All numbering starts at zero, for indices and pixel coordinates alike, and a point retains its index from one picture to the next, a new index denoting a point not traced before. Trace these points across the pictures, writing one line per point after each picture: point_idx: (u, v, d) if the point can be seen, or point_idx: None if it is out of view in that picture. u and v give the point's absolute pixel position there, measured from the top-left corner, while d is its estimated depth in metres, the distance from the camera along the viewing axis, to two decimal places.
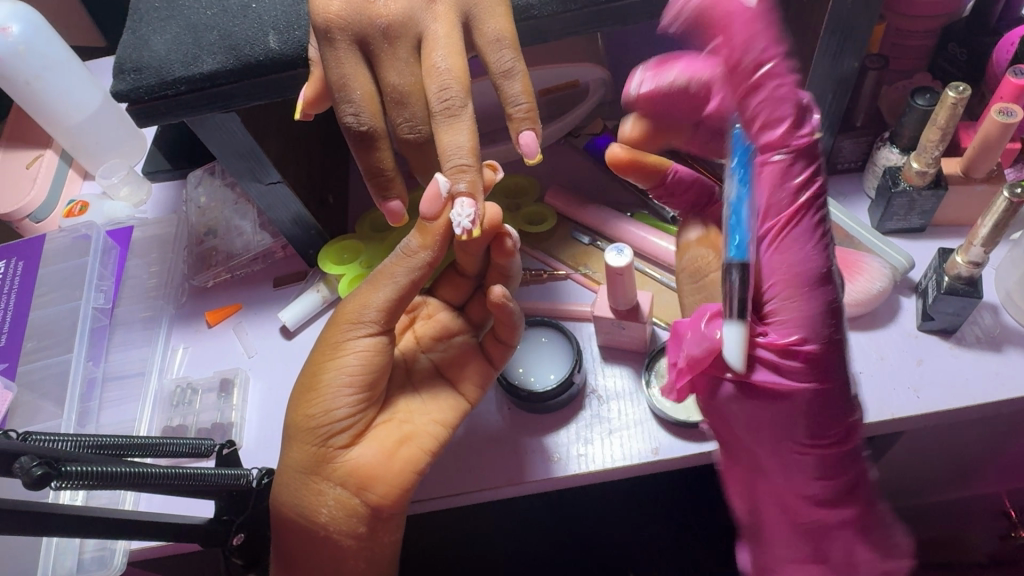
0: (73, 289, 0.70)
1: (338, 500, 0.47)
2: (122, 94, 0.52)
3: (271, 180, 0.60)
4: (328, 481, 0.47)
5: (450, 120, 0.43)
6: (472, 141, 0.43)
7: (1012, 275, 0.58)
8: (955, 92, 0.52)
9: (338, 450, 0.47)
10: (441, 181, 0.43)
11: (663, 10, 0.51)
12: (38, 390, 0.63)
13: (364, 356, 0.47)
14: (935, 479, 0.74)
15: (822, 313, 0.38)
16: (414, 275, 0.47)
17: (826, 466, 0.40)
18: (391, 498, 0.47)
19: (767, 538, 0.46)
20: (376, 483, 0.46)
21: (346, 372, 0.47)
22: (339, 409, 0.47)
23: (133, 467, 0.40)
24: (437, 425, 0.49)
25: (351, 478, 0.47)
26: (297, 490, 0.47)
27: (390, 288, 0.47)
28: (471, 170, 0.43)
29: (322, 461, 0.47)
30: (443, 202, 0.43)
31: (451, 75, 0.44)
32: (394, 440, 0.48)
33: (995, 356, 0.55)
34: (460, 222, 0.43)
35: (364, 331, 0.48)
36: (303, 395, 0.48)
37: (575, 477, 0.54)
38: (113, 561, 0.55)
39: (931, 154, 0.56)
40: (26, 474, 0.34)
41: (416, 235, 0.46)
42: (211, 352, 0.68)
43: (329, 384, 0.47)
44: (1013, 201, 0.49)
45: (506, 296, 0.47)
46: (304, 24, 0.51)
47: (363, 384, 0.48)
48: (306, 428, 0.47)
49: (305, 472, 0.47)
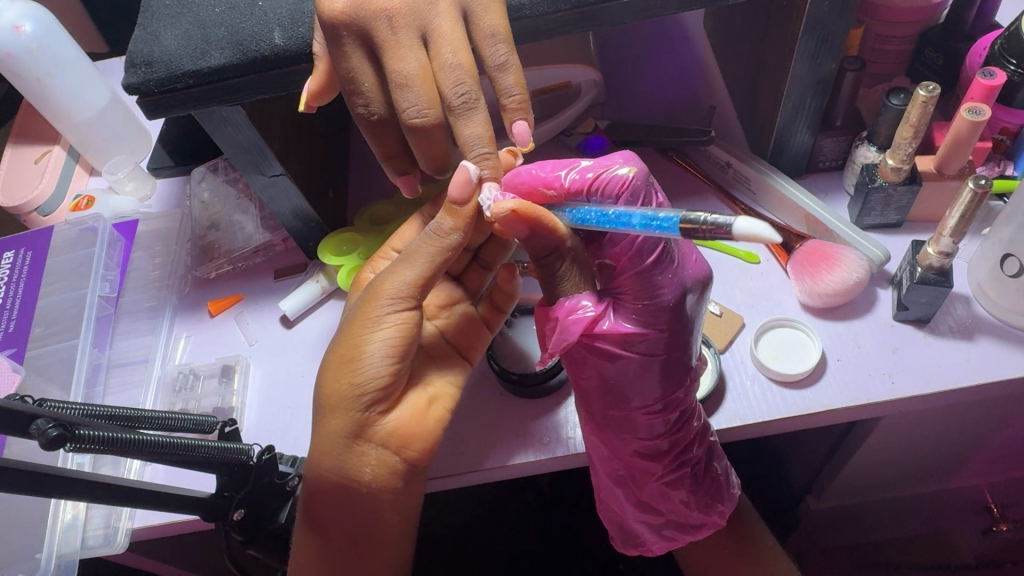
0: (80, 278, 0.72)
1: (381, 459, 0.46)
2: (134, 86, 0.55)
3: (273, 172, 0.62)
4: (371, 442, 0.46)
5: (467, 113, 0.47)
6: (489, 131, 0.47)
7: (982, 267, 0.60)
8: (925, 90, 0.54)
9: (378, 415, 0.46)
10: (471, 169, 0.45)
11: (649, 11, 0.54)
12: (45, 374, 0.65)
13: (400, 328, 0.46)
14: (914, 471, 0.76)
15: (649, 314, 0.46)
16: (446, 256, 0.46)
17: (665, 426, 0.51)
18: (428, 453, 0.47)
19: (607, 481, 0.56)
20: (416, 441, 0.46)
21: (386, 343, 0.46)
22: (381, 377, 0.46)
23: (139, 435, 0.42)
24: (455, 387, 0.51)
25: (393, 438, 0.46)
26: (336, 456, 0.46)
27: (427, 263, 0.46)
28: (493, 156, 0.47)
29: (364, 426, 0.46)
30: (472, 188, 0.45)
31: (463, 70, 0.47)
32: (424, 401, 0.48)
33: (967, 345, 0.58)
34: (488, 206, 0.45)
35: (401, 304, 0.46)
36: (340, 365, 0.46)
37: (566, 458, 0.56)
38: (116, 539, 0.57)
39: (904, 150, 0.58)
40: (43, 435, 0.37)
41: (446, 217, 0.46)
42: (214, 341, 0.70)
43: (368, 354, 0.46)
44: (977, 193, 0.51)
45: (515, 274, 0.53)
46: (307, 20, 0.54)
47: (403, 354, 0.46)
48: (346, 395, 0.45)
49: (346, 438, 0.46)
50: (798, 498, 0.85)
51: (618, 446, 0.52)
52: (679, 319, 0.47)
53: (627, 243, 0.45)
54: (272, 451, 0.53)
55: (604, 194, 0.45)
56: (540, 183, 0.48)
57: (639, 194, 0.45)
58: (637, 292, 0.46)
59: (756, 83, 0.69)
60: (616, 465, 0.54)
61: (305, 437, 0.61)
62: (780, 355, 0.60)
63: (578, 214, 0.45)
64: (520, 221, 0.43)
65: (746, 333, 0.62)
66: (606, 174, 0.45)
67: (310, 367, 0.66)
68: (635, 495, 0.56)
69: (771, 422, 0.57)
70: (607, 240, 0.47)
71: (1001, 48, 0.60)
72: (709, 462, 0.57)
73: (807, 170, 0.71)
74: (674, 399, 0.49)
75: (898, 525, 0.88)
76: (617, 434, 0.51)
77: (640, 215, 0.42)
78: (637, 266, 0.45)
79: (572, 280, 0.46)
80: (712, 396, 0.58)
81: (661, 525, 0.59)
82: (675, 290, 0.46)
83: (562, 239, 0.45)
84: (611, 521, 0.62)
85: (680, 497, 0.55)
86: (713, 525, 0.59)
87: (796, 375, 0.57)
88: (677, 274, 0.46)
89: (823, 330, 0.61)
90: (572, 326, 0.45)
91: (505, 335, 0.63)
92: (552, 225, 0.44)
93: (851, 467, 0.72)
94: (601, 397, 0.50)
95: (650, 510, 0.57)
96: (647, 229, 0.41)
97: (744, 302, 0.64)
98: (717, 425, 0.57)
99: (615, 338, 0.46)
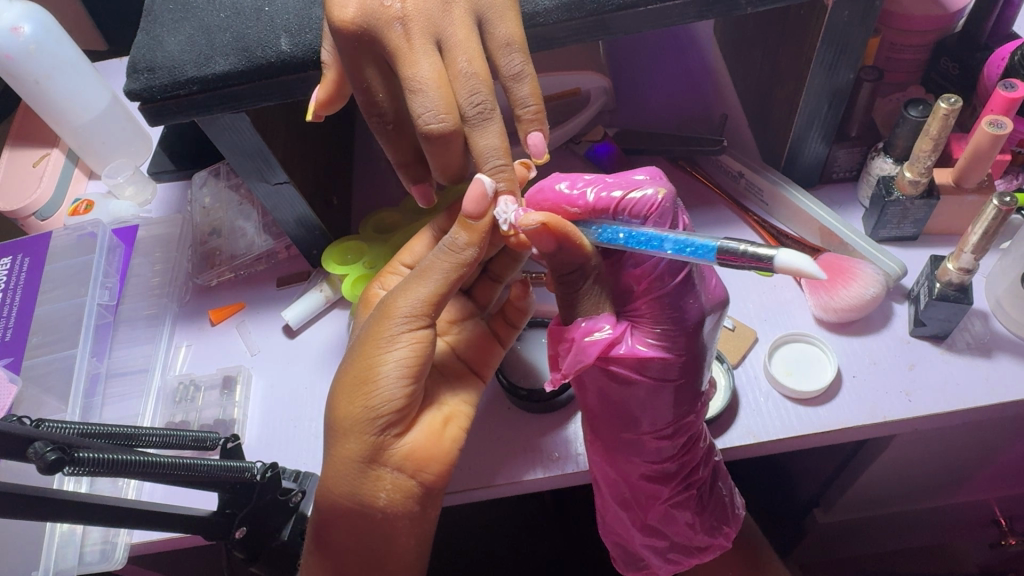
0: (78, 286, 0.71)
1: (396, 483, 0.45)
2: (136, 92, 0.53)
3: (278, 180, 0.61)
4: (386, 466, 0.45)
5: (483, 123, 0.45)
6: (504, 143, 0.46)
7: (1001, 283, 0.59)
8: (946, 103, 0.53)
9: (393, 437, 0.45)
10: (487, 182, 0.44)
11: (665, 20, 0.53)
12: (42, 384, 0.64)
13: (415, 347, 0.44)
14: (924, 485, 0.74)
15: (667, 338, 0.45)
16: (461, 271, 0.45)
17: (672, 449, 0.49)
18: (444, 475, 0.46)
19: (613, 503, 0.55)
20: (432, 464, 0.45)
21: (401, 363, 0.44)
22: (396, 400, 0.44)
23: (141, 455, 0.41)
24: (469, 405, 0.49)
25: (408, 462, 0.45)
26: (350, 481, 0.44)
27: (440, 280, 0.45)
28: (508, 168, 0.46)
29: (379, 450, 0.45)
30: (488, 202, 0.44)
31: (478, 79, 0.46)
32: (440, 422, 0.47)
33: (985, 362, 0.57)
34: (506, 219, 0.44)
35: (414, 323, 0.45)
36: (353, 385, 0.45)
37: (576, 474, 0.55)
38: (114, 555, 0.56)
39: (923, 163, 0.57)
40: (40, 459, 0.35)
41: (460, 231, 0.45)
42: (215, 350, 0.69)
43: (382, 374, 0.44)
44: (1001, 210, 0.50)
45: (528, 289, 0.52)
46: (315, 26, 0.53)
47: (417, 374, 0.45)
48: (360, 418, 0.44)
49: (362, 463, 0.44)
50: (805, 511, 0.84)
51: (625, 468, 0.51)
52: (696, 343, 0.45)
53: (651, 265, 0.44)
54: (276, 467, 0.50)
55: (632, 215, 0.44)
56: (564, 201, 0.46)
57: (666, 217, 0.44)
58: (655, 318, 0.44)
59: (769, 93, 0.68)
60: (621, 487, 0.53)
61: (308, 451, 0.60)
62: (794, 372, 0.59)
63: (605, 233, 0.43)
64: (549, 235, 0.42)
65: (758, 349, 0.61)
66: (635, 193, 0.44)
67: (313, 379, 0.64)
68: (640, 520, 0.55)
69: (786, 439, 0.55)
70: (626, 259, 0.44)
71: (1021, 60, 0.59)
72: (715, 484, 0.56)
73: (820, 181, 0.70)
74: (685, 423, 0.48)
75: (905, 538, 0.86)
76: (625, 457, 0.50)
77: (673, 240, 0.40)
78: (659, 289, 0.44)
79: (591, 298, 0.45)
80: (726, 412, 0.57)
81: (666, 549, 0.57)
82: (694, 315, 0.44)
83: (587, 257, 0.44)
84: (613, 542, 0.60)
85: (687, 520, 0.54)
86: (719, 548, 0.57)
87: (809, 392, 0.56)
88: (699, 299, 0.45)
89: (838, 346, 0.60)
90: (589, 348, 0.43)
91: (514, 349, 0.62)
92: (580, 242, 0.43)
93: (862, 483, 0.71)
94: (612, 421, 0.48)
95: (656, 534, 0.56)
96: (680, 254, 0.40)
97: (757, 315, 0.63)
98: (731, 442, 0.56)
99: (630, 362, 0.45)
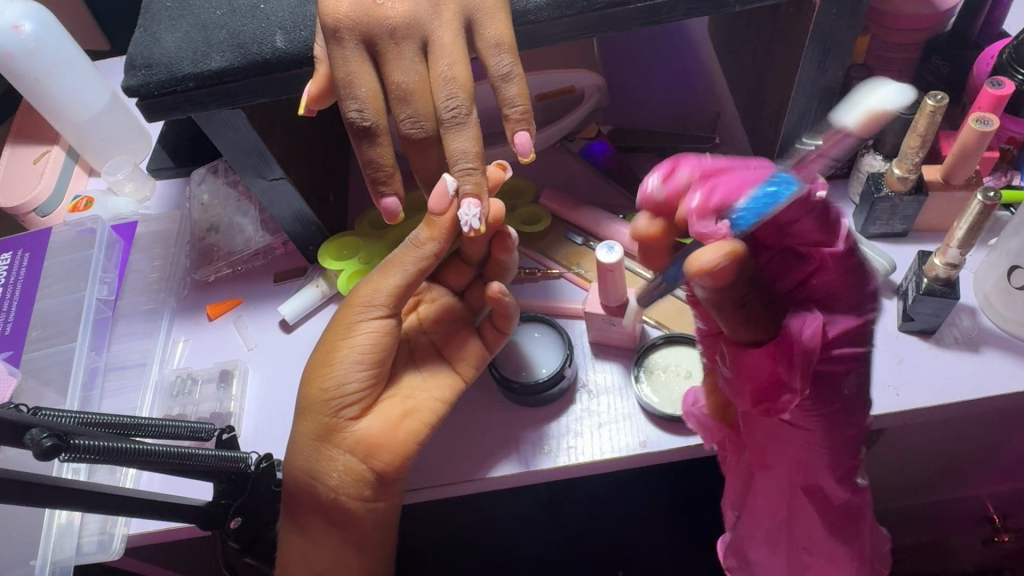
0: (78, 280, 0.71)
1: (348, 466, 0.48)
2: (133, 88, 0.54)
3: (274, 176, 0.62)
4: (339, 448, 0.48)
5: (457, 127, 0.46)
6: (477, 147, 0.46)
7: (989, 279, 0.60)
8: (933, 100, 0.54)
9: (347, 420, 0.49)
10: (449, 181, 0.46)
11: (658, 17, 0.54)
12: (41, 377, 0.65)
13: (375, 336, 0.49)
14: (917, 479, 0.75)
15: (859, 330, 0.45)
16: (421, 265, 0.49)
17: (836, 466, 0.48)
18: (397, 464, 0.49)
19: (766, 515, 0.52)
20: (383, 452, 0.48)
21: (358, 351, 0.49)
22: (349, 383, 0.49)
23: (134, 444, 0.41)
24: (437, 401, 0.51)
25: (361, 446, 0.48)
26: (309, 455, 0.49)
27: (399, 275, 0.49)
28: (477, 173, 0.46)
29: (333, 430, 0.49)
30: (450, 199, 0.46)
31: (457, 84, 0.46)
32: (398, 413, 0.50)
33: (972, 357, 0.57)
34: (467, 220, 0.45)
35: (374, 313, 0.49)
36: (316, 370, 0.50)
37: (561, 469, 0.56)
38: (112, 545, 0.56)
39: (911, 160, 0.58)
40: (36, 445, 0.36)
41: (424, 228, 0.48)
42: (210, 344, 0.70)
43: (341, 360, 0.49)
44: (986, 204, 0.52)
45: (504, 293, 0.50)
46: (309, 24, 0.53)
47: (373, 362, 0.49)
48: (319, 399, 0.49)
49: (316, 439, 0.49)
50: None
51: (785, 481, 0.49)
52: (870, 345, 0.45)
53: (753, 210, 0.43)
54: (271, 459, 0.51)
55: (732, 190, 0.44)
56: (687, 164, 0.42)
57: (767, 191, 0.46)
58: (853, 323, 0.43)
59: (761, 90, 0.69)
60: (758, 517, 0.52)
61: None
62: None
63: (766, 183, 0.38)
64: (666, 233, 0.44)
65: None
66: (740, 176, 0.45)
67: None
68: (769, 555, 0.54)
69: None
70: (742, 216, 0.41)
71: (1009, 58, 0.59)
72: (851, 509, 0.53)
73: None
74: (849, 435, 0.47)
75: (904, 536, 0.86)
76: (786, 468, 0.48)
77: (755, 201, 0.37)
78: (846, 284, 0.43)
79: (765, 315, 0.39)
80: None
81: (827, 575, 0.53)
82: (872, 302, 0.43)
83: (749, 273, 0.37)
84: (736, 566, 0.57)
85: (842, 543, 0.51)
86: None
87: None
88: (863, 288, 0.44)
89: None
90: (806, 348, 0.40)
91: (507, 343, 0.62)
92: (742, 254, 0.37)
93: None
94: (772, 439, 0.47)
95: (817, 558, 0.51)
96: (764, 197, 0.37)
97: None
98: None
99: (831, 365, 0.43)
